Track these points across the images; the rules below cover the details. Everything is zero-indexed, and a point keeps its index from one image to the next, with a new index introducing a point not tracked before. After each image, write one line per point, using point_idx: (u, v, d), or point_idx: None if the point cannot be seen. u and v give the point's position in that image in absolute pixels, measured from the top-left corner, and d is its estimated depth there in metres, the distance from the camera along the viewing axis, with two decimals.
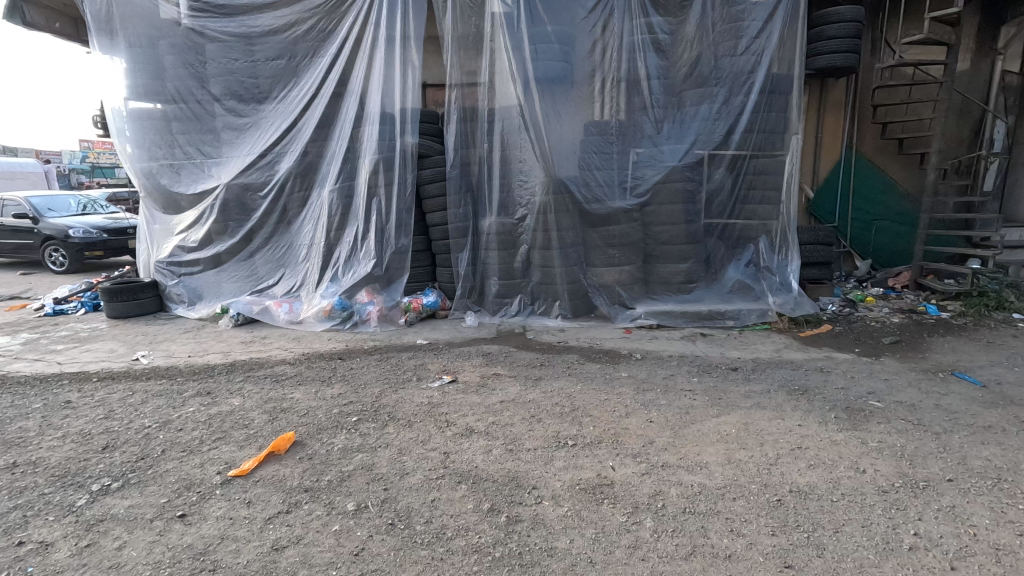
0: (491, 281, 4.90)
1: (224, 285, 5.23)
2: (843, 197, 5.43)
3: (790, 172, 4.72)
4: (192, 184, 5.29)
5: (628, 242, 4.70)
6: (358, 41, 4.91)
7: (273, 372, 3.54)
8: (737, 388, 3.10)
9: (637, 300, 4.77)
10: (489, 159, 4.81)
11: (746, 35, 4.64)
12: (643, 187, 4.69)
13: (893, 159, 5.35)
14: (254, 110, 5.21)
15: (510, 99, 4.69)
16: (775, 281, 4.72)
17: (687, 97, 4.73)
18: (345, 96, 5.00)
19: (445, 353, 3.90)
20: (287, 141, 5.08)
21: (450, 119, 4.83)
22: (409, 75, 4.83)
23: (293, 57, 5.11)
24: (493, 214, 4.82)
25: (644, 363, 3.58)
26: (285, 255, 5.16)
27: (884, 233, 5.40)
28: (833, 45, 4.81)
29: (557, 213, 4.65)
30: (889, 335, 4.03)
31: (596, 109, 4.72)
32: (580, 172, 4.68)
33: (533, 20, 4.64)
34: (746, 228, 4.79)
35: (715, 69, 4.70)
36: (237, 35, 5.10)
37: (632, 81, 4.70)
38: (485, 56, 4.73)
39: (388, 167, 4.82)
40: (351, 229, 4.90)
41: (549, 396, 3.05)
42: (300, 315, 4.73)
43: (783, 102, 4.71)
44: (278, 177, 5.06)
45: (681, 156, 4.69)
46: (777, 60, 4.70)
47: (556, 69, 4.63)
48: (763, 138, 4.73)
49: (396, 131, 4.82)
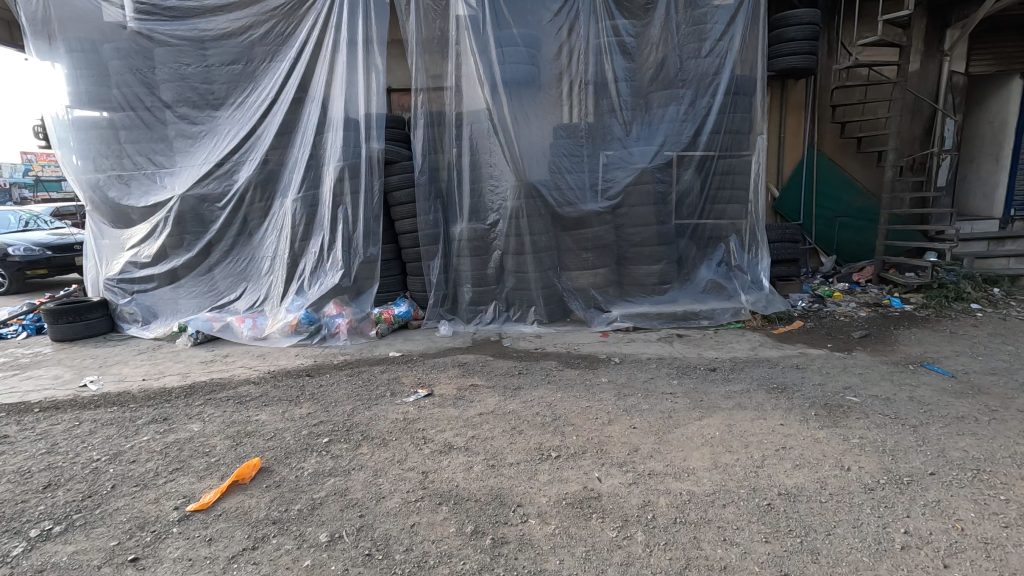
0: (465, 288, 4.79)
1: (181, 302, 4.96)
2: (807, 196, 5.56)
3: (757, 173, 4.78)
4: (143, 196, 5.00)
5: (602, 245, 4.68)
6: (318, 44, 4.75)
7: (236, 394, 3.34)
8: (718, 389, 3.08)
9: (612, 303, 4.75)
10: (458, 164, 4.71)
11: (709, 38, 4.70)
12: (614, 189, 4.67)
13: (852, 157, 5.52)
14: (210, 117, 4.97)
15: (478, 103, 4.61)
16: (747, 280, 4.77)
17: (655, 99, 4.75)
18: (307, 102, 4.82)
19: (419, 365, 3.76)
20: (246, 149, 4.86)
21: (417, 124, 4.71)
22: (374, 79, 4.70)
23: (249, 62, 4.90)
24: (464, 220, 4.72)
25: (624, 367, 3.54)
26: (247, 268, 4.92)
27: (848, 229, 5.52)
28: (793, 47, 4.93)
29: (529, 218, 4.58)
30: (858, 329, 4.11)
31: (565, 112, 4.68)
32: (551, 175, 4.63)
33: (498, 23, 4.59)
34: (717, 228, 4.83)
35: (681, 71, 4.74)
36: (188, 39, 4.87)
37: (600, 83, 4.68)
38: (451, 59, 4.64)
39: (353, 174, 4.66)
40: (317, 239, 4.71)
41: (529, 406, 2.96)
42: (264, 331, 4.51)
43: (747, 103, 4.78)
44: (237, 187, 4.84)
45: (651, 158, 4.70)
46: (740, 62, 4.77)
47: (523, 72, 4.58)
48: (729, 139, 4.79)
49: (361, 137, 4.67)
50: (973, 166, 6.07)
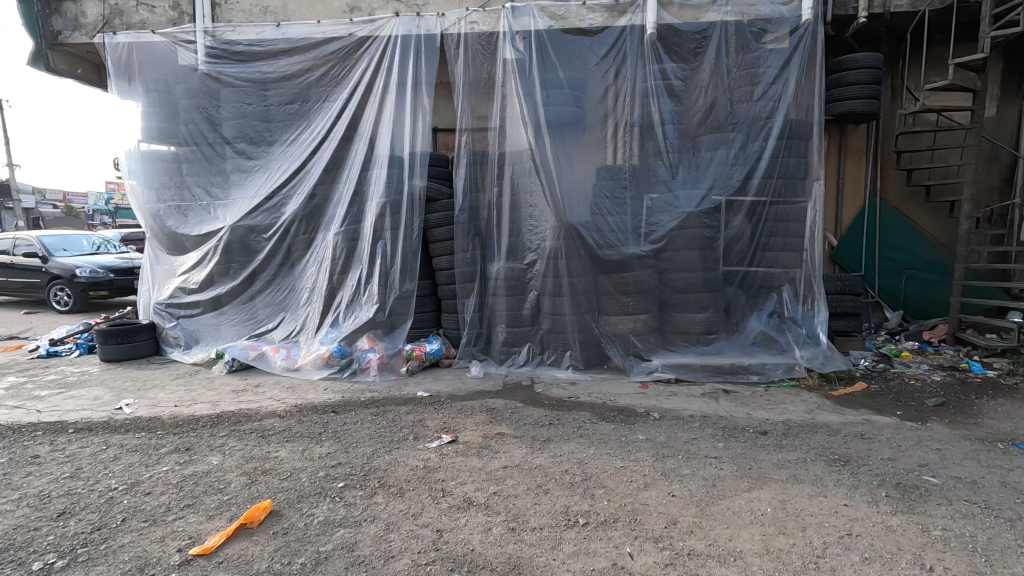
0: (499, 328, 4.67)
1: (222, 329, 5.07)
2: (869, 245, 5.18)
3: (814, 220, 4.51)
4: (197, 226, 5.23)
5: (643, 290, 4.47)
6: (370, 85, 4.92)
7: (261, 427, 3.29)
8: (769, 456, 2.77)
9: (653, 351, 4.49)
10: (498, 203, 4.69)
11: (762, 82, 4.55)
12: (658, 233, 4.49)
13: (920, 206, 5.14)
14: (265, 153, 5.20)
15: (521, 143, 4.61)
16: (802, 334, 4.41)
17: (703, 142, 4.60)
18: (355, 140, 4.96)
19: (446, 407, 3.62)
20: (295, 183, 5.02)
21: (460, 162, 4.75)
22: (420, 119, 4.80)
23: (305, 102, 5.13)
24: (501, 259, 4.65)
25: (663, 424, 3.27)
26: (286, 299, 5.00)
27: (916, 282, 5.09)
28: (853, 91, 4.71)
29: (568, 259, 4.45)
30: (932, 395, 3.68)
31: (608, 153, 4.60)
32: (592, 217, 4.51)
33: (544, 67, 4.63)
34: (768, 276, 4.54)
35: (731, 114, 4.59)
36: (251, 80, 5.16)
37: (646, 126, 4.59)
38: (496, 101, 4.70)
39: (395, 210, 4.71)
40: (355, 272, 4.74)
41: (558, 462, 2.74)
42: (297, 362, 4.51)
43: (802, 148, 4.56)
44: (284, 220, 4.98)
45: (697, 202, 4.52)
46: (795, 106, 4.59)
47: (568, 113, 4.56)
48: (782, 184, 4.56)
49: (404, 174, 4.74)
50: None
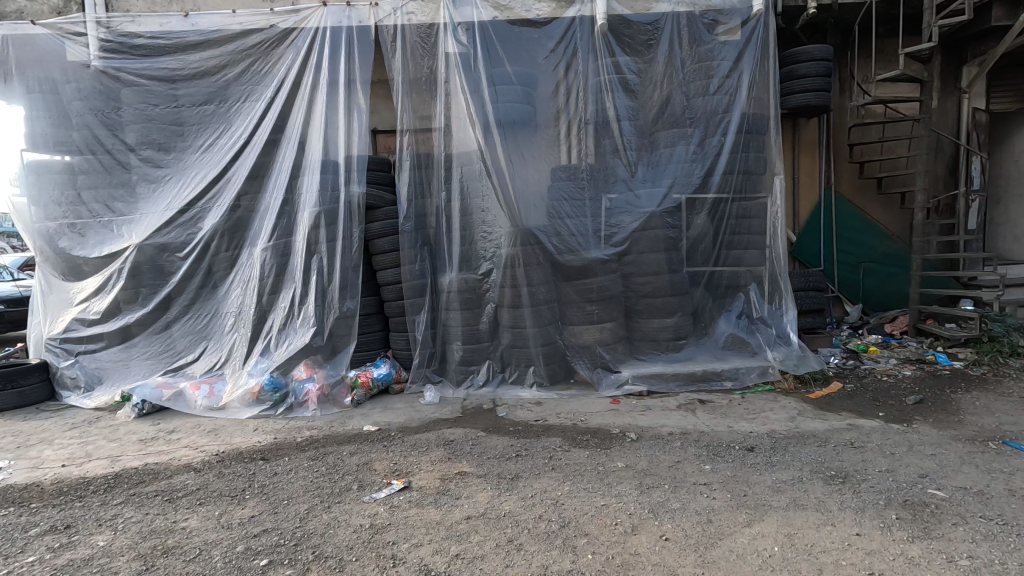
0: (454, 346, 4.24)
1: (132, 365, 4.37)
2: (827, 240, 5.14)
3: (775, 216, 4.37)
4: (97, 246, 4.50)
5: (608, 296, 4.17)
6: (297, 82, 4.39)
7: (168, 487, 2.71)
8: (763, 478, 2.49)
9: (622, 362, 4.19)
10: (447, 209, 4.27)
11: (717, 75, 4.38)
12: (619, 235, 4.21)
13: (872, 199, 5.15)
14: (176, 160, 4.54)
15: (469, 143, 4.22)
16: (772, 334, 4.23)
17: (661, 138, 4.37)
18: (281, 143, 4.41)
19: (397, 444, 3.16)
20: (213, 194, 4.41)
21: (403, 166, 4.31)
22: (356, 119, 4.32)
23: (222, 102, 4.52)
24: (454, 269, 4.23)
25: (643, 446, 2.94)
26: (208, 325, 4.36)
27: (874, 275, 5.08)
28: (806, 83, 4.62)
29: (526, 267, 4.10)
30: (909, 392, 3.56)
31: (564, 152, 4.27)
32: (550, 220, 4.18)
33: (490, 60, 4.27)
34: (734, 276, 4.35)
35: (688, 109, 4.38)
36: (157, 78, 4.51)
37: (602, 123, 4.31)
38: (440, 98, 4.29)
39: (331, 220, 4.20)
40: (287, 292, 4.18)
41: (529, 505, 2.36)
42: (221, 400, 3.91)
43: (760, 142, 4.42)
44: (202, 235, 4.36)
45: (659, 201, 4.27)
46: (752, 99, 4.43)
47: (518, 111, 4.22)
48: (743, 180, 4.39)
49: (340, 180, 4.24)
50: (1000, 208, 5.67)
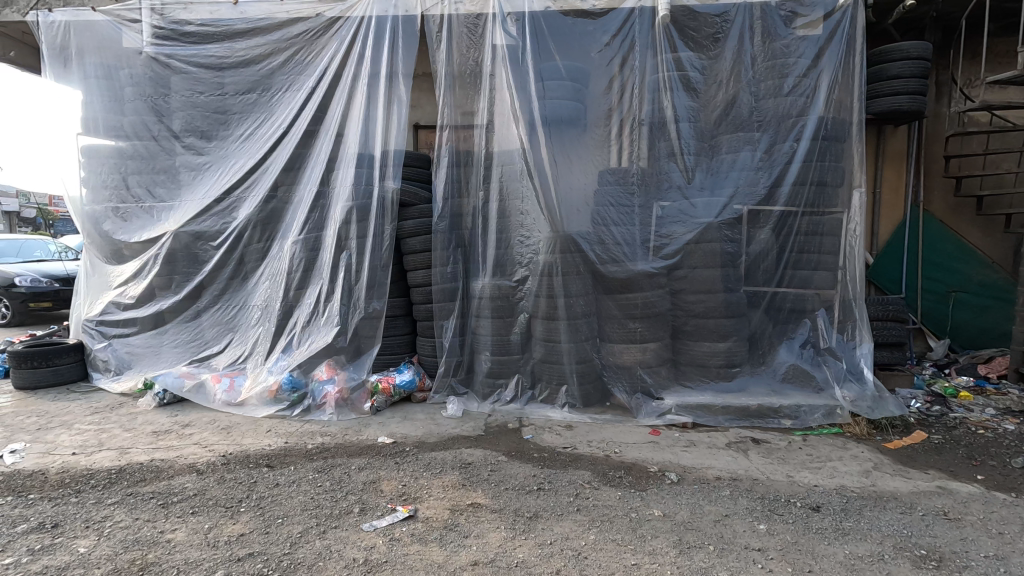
0: (482, 356, 3.97)
1: (162, 352, 4.36)
2: (910, 265, 4.55)
3: (852, 234, 3.86)
4: (137, 231, 4.52)
5: (654, 314, 3.78)
6: (338, 72, 4.25)
7: (166, 489, 2.55)
8: (832, 552, 2.06)
9: (665, 388, 3.78)
10: (484, 210, 4.01)
11: (792, 74, 3.91)
12: (670, 247, 3.81)
13: (969, 221, 4.50)
14: (216, 148, 4.49)
15: (512, 141, 3.94)
16: (842, 369, 3.71)
17: (723, 142, 3.93)
18: (319, 135, 4.27)
19: (410, 462, 2.91)
20: (249, 184, 4.33)
21: (441, 163, 4.09)
22: (396, 112, 4.13)
23: (264, 91, 4.43)
24: (487, 274, 3.95)
25: (685, 492, 2.55)
26: (235, 317, 4.28)
27: (965, 308, 4.45)
28: (897, 85, 4.08)
29: (565, 277, 3.77)
30: (1014, 452, 2.98)
31: (614, 154, 3.92)
32: (594, 227, 3.82)
33: (540, 53, 3.97)
34: (799, 299, 3.85)
35: (756, 110, 3.93)
36: (204, 66, 4.48)
37: (658, 124, 3.93)
38: (484, 93, 4.04)
39: (363, 216, 4.03)
40: (314, 288, 4.03)
41: (546, 556, 2.03)
42: (240, 395, 3.79)
43: (839, 151, 3.91)
44: (236, 225, 4.28)
45: (717, 211, 3.84)
46: (832, 102, 3.92)
47: (567, 108, 3.90)
48: (816, 191, 3.89)
49: (375, 175, 4.06)
50: None
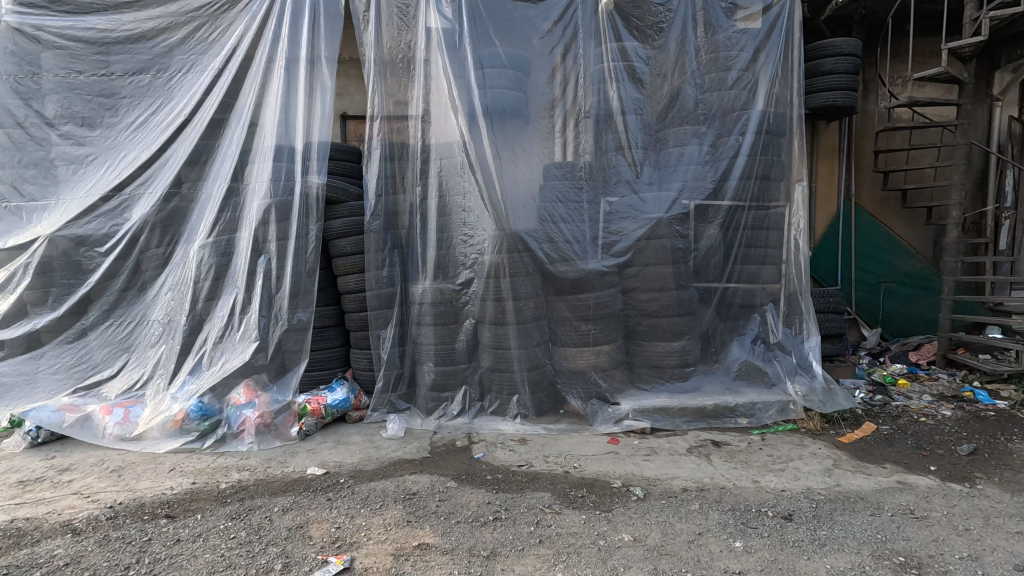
0: (424, 368, 3.62)
1: (38, 380, 3.65)
2: (845, 257, 4.69)
3: (795, 228, 3.86)
4: (1, 236, 3.75)
5: (607, 314, 3.59)
6: (249, 52, 3.73)
7: (27, 561, 2.03)
8: (814, 568, 1.92)
9: (621, 392, 3.61)
10: (423, 208, 3.65)
11: (735, 67, 3.85)
12: (621, 244, 3.63)
13: (895, 213, 4.69)
14: (100, 137, 3.80)
15: (451, 133, 3.62)
16: (792, 363, 3.70)
17: (670, 135, 3.80)
18: (228, 123, 3.73)
19: (346, 498, 2.52)
20: (144, 179, 3.72)
21: (373, 156, 3.70)
22: (319, 99, 3.68)
23: (160, 72, 3.81)
24: (427, 278, 3.61)
25: (653, 510, 2.34)
26: (130, 335, 3.65)
27: (894, 297, 4.63)
28: (831, 81, 4.13)
29: (513, 278, 3.50)
30: (958, 439, 3.04)
31: (560, 147, 3.66)
32: (541, 224, 3.56)
33: (478, 38, 3.64)
34: (748, 294, 3.81)
35: (702, 103, 3.83)
36: (82, 40, 3.78)
37: (604, 116, 3.73)
38: (418, 80, 3.68)
39: (283, 215, 3.55)
40: (227, 299, 3.50)
41: None
42: (135, 428, 3.21)
43: (781, 145, 3.90)
44: (129, 228, 3.67)
45: (667, 206, 3.71)
46: (774, 96, 3.90)
47: (509, 98, 3.62)
48: (761, 185, 3.85)
49: (297, 169, 3.60)
50: None
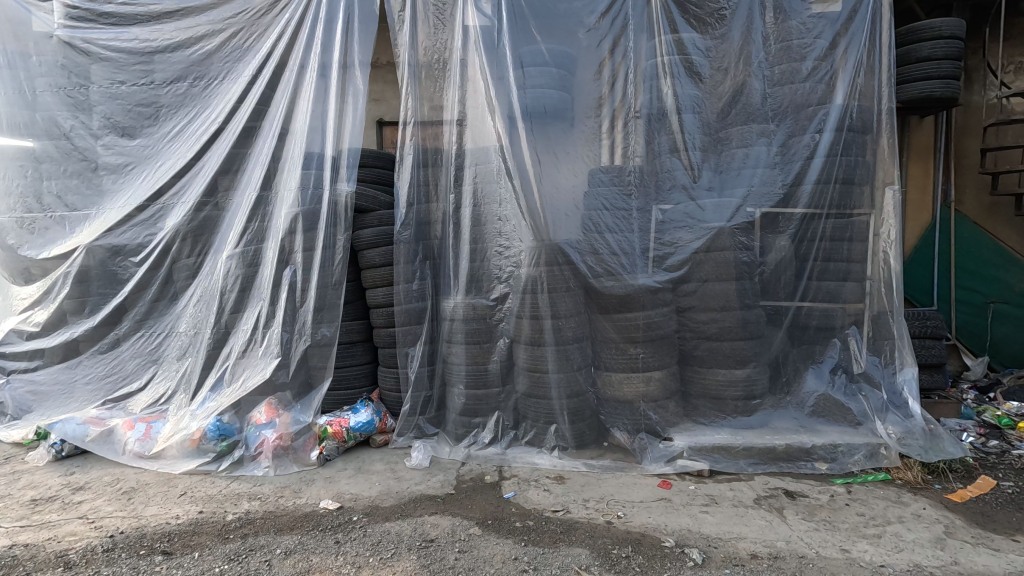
0: (455, 390, 3.33)
1: (73, 390, 3.65)
2: (942, 273, 4.08)
3: (884, 240, 3.31)
4: (46, 246, 3.80)
5: (658, 336, 3.18)
6: (282, 57, 3.61)
7: None
8: None
9: (674, 426, 3.16)
10: (456, 217, 3.38)
11: (811, 56, 3.37)
12: (675, 257, 3.21)
13: (1008, 223, 3.99)
14: (139, 146, 3.78)
15: (488, 137, 3.34)
16: (882, 399, 3.13)
17: (734, 134, 3.35)
18: (259, 130, 3.61)
19: (355, 542, 2.26)
20: (178, 188, 3.66)
21: (405, 163, 3.48)
22: (351, 105, 3.51)
23: (197, 79, 3.76)
24: (459, 292, 3.32)
25: None
26: (159, 347, 3.58)
27: (1006, 322, 3.95)
28: (928, 69, 3.56)
29: (552, 294, 3.16)
30: None
31: (606, 149, 3.29)
32: (585, 234, 3.20)
33: (519, 35, 3.34)
34: (826, 315, 3.28)
35: (771, 98, 3.37)
36: (126, 51, 3.79)
37: (657, 115, 3.33)
38: (454, 82, 3.44)
39: (310, 224, 3.38)
40: (252, 311, 3.36)
41: None
42: (154, 446, 3.09)
43: (865, 145, 3.37)
44: (161, 238, 3.61)
45: (729, 214, 3.26)
46: (858, 89, 3.37)
47: (551, 97, 3.29)
48: (842, 190, 3.33)
49: (325, 177, 3.42)
50: None
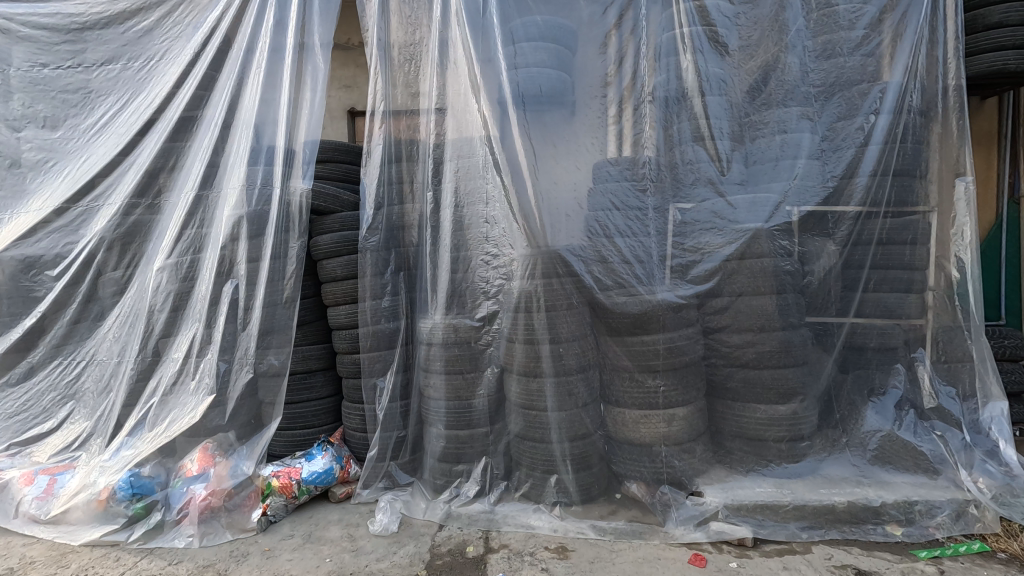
0: (432, 432, 2.72)
1: None
2: (1012, 281, 3.63)
3: (958, 242, 2.68)
4: None
5: (683, 365, 2.58)
6: (227, 33, 3.01)
7: None
8: None
9: (706, 477, 2.56)
10: (435, 219, 2.78)
11: (865, 21, 2.72)
12: (702, 266, 2.61)
13: None
14: (62, 139, 3.19)
15: (472, 125, 2.75)
16: (966, 443, 2.55)
17: (769, 118, 2.70)
18: (200, 117, 3.02)
19: None
20: (104, 188, 3.07)
21: (374, 156, 2.89)
22: (308, 89, 2.93)
23: (132, 60, 3.18)
24: (438, 311, 2.72)
25: None
26: (78, 378, 2.99)
27: None
28: (1000, 37, 2.98)
29: (551, 315, 2.56)
30: None
31: (615, 138, 2.68)
32: (590, 239, 2.60)
33: (509, 3, 2.75)
34: (885, 335, 2.66)
35: (817, 72, 2.72)
36: (47, 27, 3.22)
37: (676, 97, 2.69)
38: (433, 60, 2.85)
39: (256, 230, 2.78)
40: (185, 336, 2.74)
41: None
42: (51, 507, 2.60)
43: (933, 128, 2.73)
44: (84, 246, 3.02)
45: (767, 213, 2.63)
46: (928, 57, 2.71)
47: (548, 77, 2.69)
48: (904, 183, 2.69)
49: (274, 173, 2.83)
50: None
